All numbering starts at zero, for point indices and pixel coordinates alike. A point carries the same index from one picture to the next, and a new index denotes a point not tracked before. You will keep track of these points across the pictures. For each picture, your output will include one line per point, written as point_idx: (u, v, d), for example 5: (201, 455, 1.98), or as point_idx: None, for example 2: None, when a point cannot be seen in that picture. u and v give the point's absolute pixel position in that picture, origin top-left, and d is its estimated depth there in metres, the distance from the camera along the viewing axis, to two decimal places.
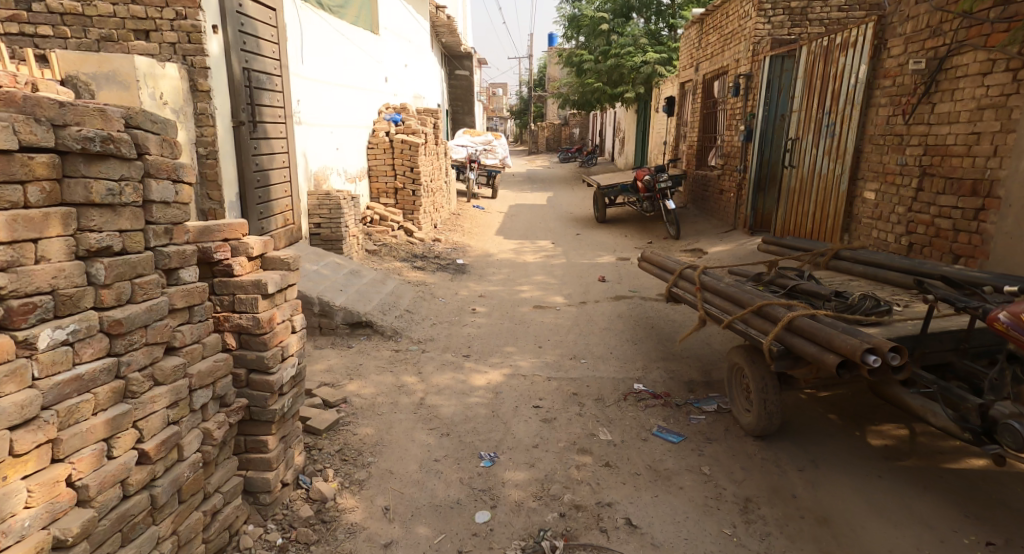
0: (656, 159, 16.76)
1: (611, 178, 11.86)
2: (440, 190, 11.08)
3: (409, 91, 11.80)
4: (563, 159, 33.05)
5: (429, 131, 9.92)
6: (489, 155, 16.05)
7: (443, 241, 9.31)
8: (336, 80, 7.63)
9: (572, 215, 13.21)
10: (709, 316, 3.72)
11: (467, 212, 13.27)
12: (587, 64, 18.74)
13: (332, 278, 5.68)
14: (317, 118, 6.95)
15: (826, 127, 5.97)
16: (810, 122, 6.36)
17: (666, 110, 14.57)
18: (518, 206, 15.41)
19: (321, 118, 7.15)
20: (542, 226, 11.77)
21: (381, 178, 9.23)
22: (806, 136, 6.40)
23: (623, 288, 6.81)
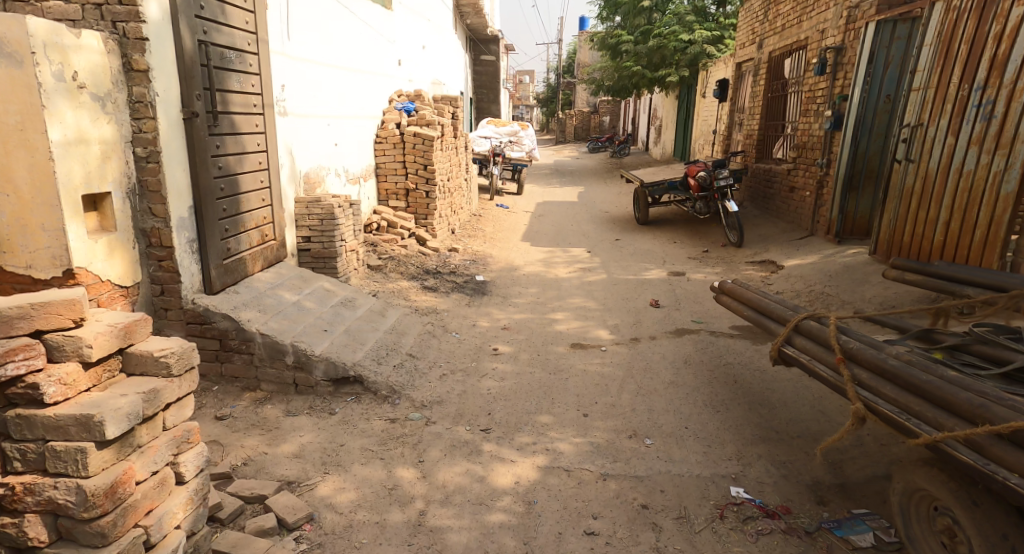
0: (701, 150, 15.31)
1: (654, 174, 10.47)
2: (458, 188, 9.78)
3: (426, 76, 10.52)
4: (593, 149, 31.55)
5: (447, 123, 8.63)
6: (515, 147, 14.73)
7: (463, 250, 8.08)
8: (337, 60, 6.40)
9: (607, 215, 11.86)
10: (872, 412, 2.43)
11: (491, 211, 11.99)
12: (626, 45, 17.39)
13: (318, 312, 4.48)
14: (309, 106, 5.69)
15: (1001, 109, 4.67)
16: (966, 102, 5.02)
17: (716, 95, 13.09)
18: (546, 203, 14.07)
19: (317, 106, 5.89)
20: (576, 228, 10.46)
21: (390, 178, 7.99)
22: (960, 121, 5.08)
23: (683, 317, 5.49)
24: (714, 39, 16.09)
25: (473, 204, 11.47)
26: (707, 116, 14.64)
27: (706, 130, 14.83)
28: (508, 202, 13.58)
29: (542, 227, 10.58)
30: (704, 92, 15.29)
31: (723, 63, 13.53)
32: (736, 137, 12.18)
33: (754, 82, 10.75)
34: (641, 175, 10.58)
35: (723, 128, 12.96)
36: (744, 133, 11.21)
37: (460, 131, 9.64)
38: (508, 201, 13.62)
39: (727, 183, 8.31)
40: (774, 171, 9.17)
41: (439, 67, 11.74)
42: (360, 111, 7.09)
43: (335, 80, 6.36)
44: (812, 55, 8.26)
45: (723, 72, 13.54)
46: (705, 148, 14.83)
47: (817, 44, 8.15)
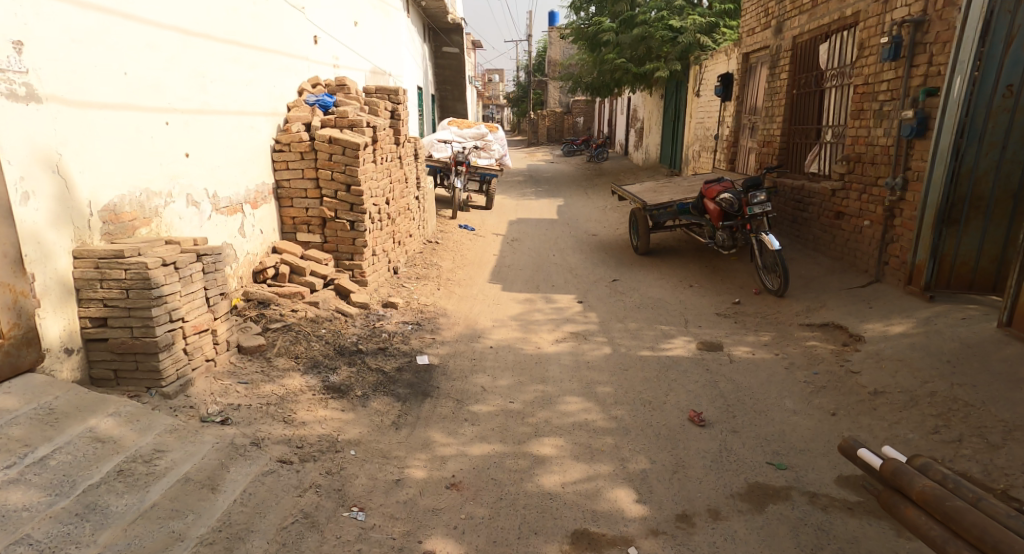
0: (697, 157, 13.29)
1: (656, 192, 8.38)
2: (404, 209, 7.50)
3: (359, 65, 8.19)
4: (568, 152, 29.52)
5: (384, 124, 6.35)
6: (483, 153, 12.71)
7: (404, 303, 5.81)
8: (165, 18, 4.01)
9: (596, 239, 9.74)
10: None
11: (454, 233, 9.78)
12: (606, 35, 15.28)
13: (45, 507, 2.27)
14: (93, 89, 3.32)
15: None
16: None
17: (719, 93, 11.02)
18: (521, 220, 11.92)
19: (117, 91, 3.52)
20: (559, 261, 8.35)
21: (298, 202, 5.66)
22: None
23: (750, 451, 3.35)
24: (706, 28, 14.08)
25: (429, 226, 9.21)
26: (706, 118, 12.62)
27: (704, 135, 12.78)
28: (476, 220, 11.41)
29: (517, 260, 8.41)
30: (699, 89, 13.25)
31: (724, 54, 11.48)
32: (747, 144, 10.14)
33: (774, 77, 8.68)
34: (638, 194, 8.49)
35: (729, 132, 10.90)
36: (760, 142, 9.14)
37: (406, 136, 7.37)
38: (475, 219, 11.43)
39: (764, 208, 6.19)
40: (809, 191, 7.09)
41: (382, 54, 9.47)
42: (223, 102, 4.70)
43: (162, 49, 3.99)
44: (865, 38, 6.13)
45: (723, 66, 11.52)
46: (704, 156, 12.80)
47: (873, 24, 6.01)
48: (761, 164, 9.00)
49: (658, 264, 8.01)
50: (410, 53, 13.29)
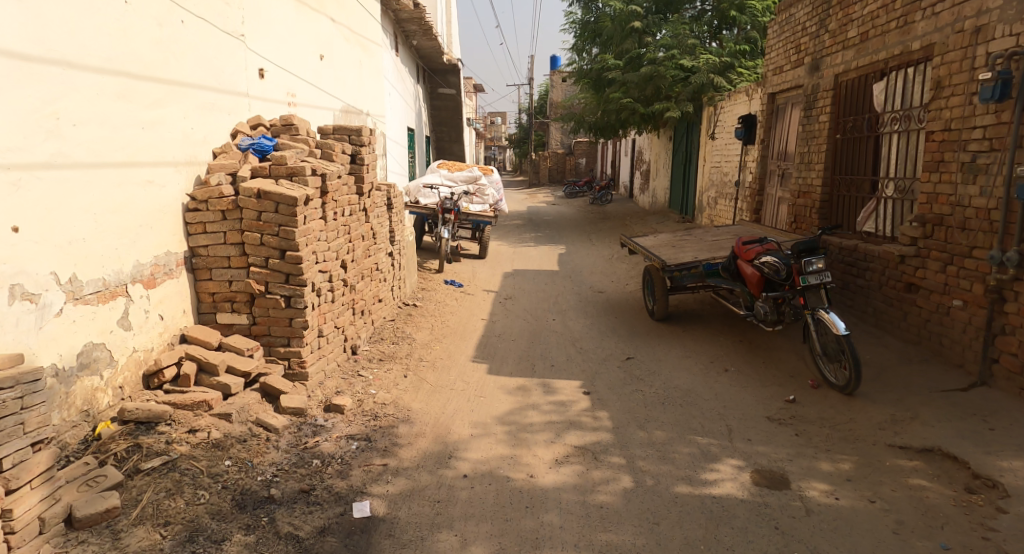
0: (713, 203, 12.11)
1: (675, 248, 7.10)
2: (371, 269, 6.23)
3: (324, 103, 6.97)
4: (570, 193, 28.55)
5: (339, 171, 5.17)
6: (475, 199, 11.53)
7: (355, 405, 4.48)
8: None
9: (602, 298, 8.44)
10: None
11: (439, 290, 8.47)
12: (612, 73, 14.31)
13: None
14: None
15: None
16: None
17: (740, 135, 9.87)
18: (519, 273, 10.68)
19: None
20: (561, 328, 7.01)
21: (219, 273, 4.41)
22: None
23: None
24: (720, 67, 13.09)
25: (408, 285, 7.91)
26: (724, 162, 11.48)
27: (721, 180, 11.60)
28: (467, 273, 10.14)
29: (511, 325, 7.08)
30: (716, 133, 12.20)
31: (745, 93, 10.37)
32: (774, 192, 8.97)
33: (809, 118, 7.51)
34: (653, 250, 7.20)
35: (753, 178, 9.70)
36: (795, 192, 7.94)
37: (373, 183, 6.17)
38: (466, 272, 10.14)
39: (823, 277, 4.92)
40: (865, 253, 5.95)
41: (359, 94, 8.32)
42: (97, 153, 3.41)
43: None
44: (944, 76, 5.12)
45: (744, 106, 10.41)
46: (720, 203, 11.61)
47: (957, 62, 4.99)
48: (798, 217, 7.89)
49: (679, 335, 6.67)
50: (397, 92, 12.17)
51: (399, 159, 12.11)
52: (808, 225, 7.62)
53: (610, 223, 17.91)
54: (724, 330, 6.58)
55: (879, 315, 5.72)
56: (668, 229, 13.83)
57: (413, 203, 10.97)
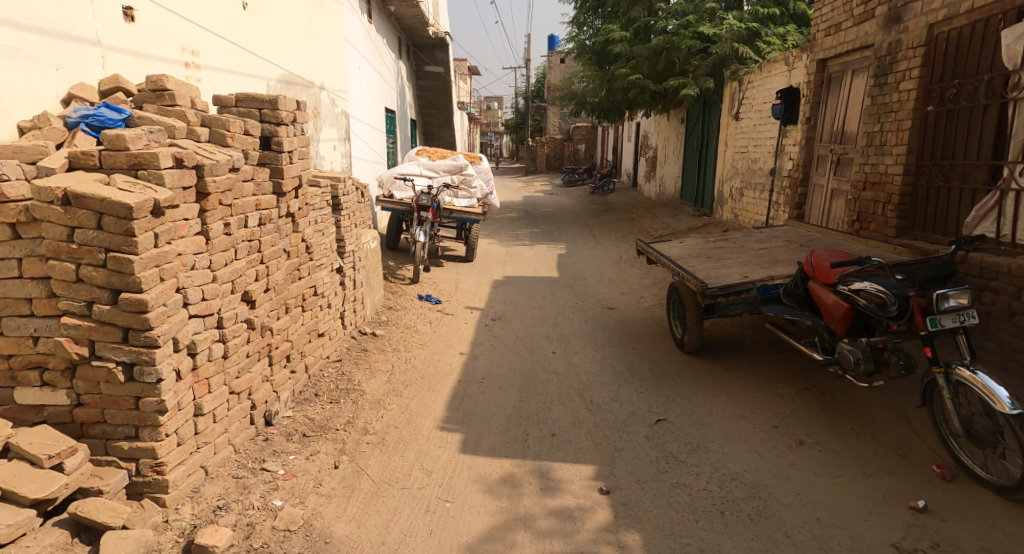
0: (738, 196, 10.45)
1: (714, 260, 5.42)
2: (308, 296, 4.53)
3: (247, 68, 5.18)
4: (569, 181, 26.84)
5: (240, 158, 3.41)
6: (459, 194, 9.86)
7: (240, 538, 2.83)
8: None
9: (614, 319, 6.79)
10: None
11: (412, 307, 6.81)
12: (618, 45, 12.55)
13: None
14: None
15: None
16: None
17: (778, 113, 8.32)
18: (513, 279, 9.04)
19: None
20: (563, 366, 5.37)
21: (13, 324, 2.69)
22: None
23: None
24: (744, 36, 11.45)
25: (369, 305, 6.23)
26: (753, 147, 9.80)
27: (750, 168, 9.91)
28: (450, 282, 8.48)
29: (499, 362, 5.43)
30: (742, 113, 10.54)
31: (782, 62, 8.71)
32: (827, 184, 7.39)
33: (897, 86, 5.85)
34: (683, 261, 5.54)
35: (796, 165, 8.02)
36: (858, 182, 6.46)
37: (309, 176, 4.46)
38: (448, 282, 8.48)
39: (965, 318, 3.34)
40: (986, 273, 4.30)
41: (308, 59, 6.61)
42: None
43: None
44: None
45: (782, 79, 8.70)
46: (748, 196, 9.96)
47: None
48: (860, 211, 6.46)
49: (722, 378, 5.00)
50: (368, 66, 10.37)
51: (371, 145, 10.32)
52: (879, 225, 6.12)
53: (615, 216, 16.25)
54: (783, 373, 4.93)
55: (1013, 359, 4.07)
56: (683, 224, 12.17)
57: (385, 197, 9.31)
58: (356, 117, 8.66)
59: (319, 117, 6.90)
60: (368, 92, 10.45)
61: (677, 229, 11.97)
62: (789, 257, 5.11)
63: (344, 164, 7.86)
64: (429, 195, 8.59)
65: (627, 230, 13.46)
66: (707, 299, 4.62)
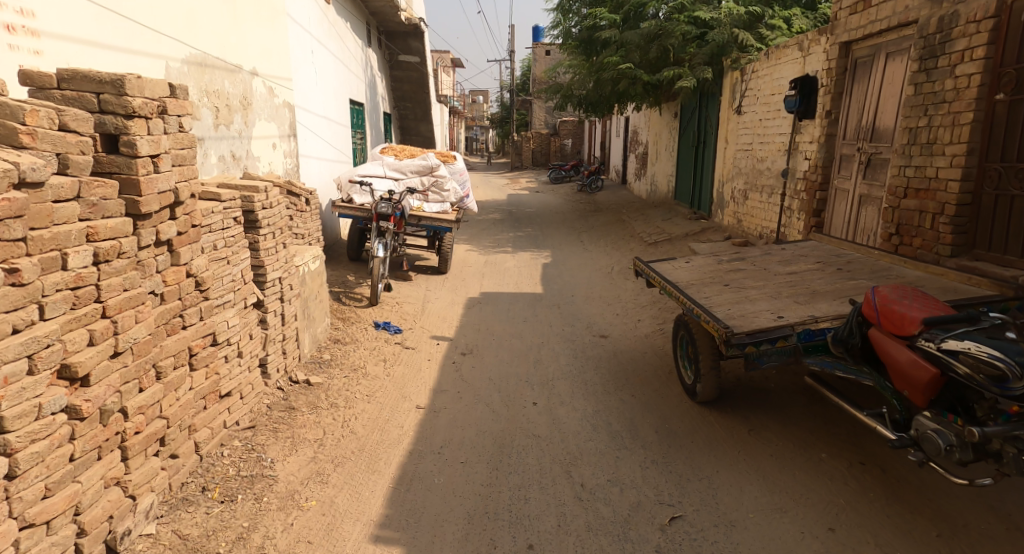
0: (741, 199, 9.37)
1: (731, 290, 4.31)
2: (201, 348, 3.35)
3: (125, 40, 4.02)
4: (555, 178, 25.71)
5: (40, 165, 2.30)
6: (430, 197, 8.75)
7: None
8: None
9: (607, 354, 5.68)
10: None
11: (364, 340, 5.66)
12: (607, 32, 11.51)
13: None
14: None
15: None
16: None
17: (791, 106, 7.04)
18: (491, 297, 7.93)
19: None
20: (546, 425, 4.25)
21: None
22: None
23: None
24: (745, 22, 10.47)
25: (307, 342, 5.08)
26: (760, 145, 8.68)
27: (756, 168, 8.81)
28: (417, 302, 7.34)
29: (463, 420, 4.31)
30: (746, 106, 9.37)
31: (793, 47, 7.58)
32: (851, 188, 6.25)
33: (951, 70, 4.73)
34: (693, 290, 4.43)
35: (812, 165, 6.87)
36: (897, 188, 5.33)
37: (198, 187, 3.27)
38: (414, 302, 7.33)
39: None
40: None
41: (233, 38, 5.47)
42: None
43: None
44: None
45: (792, 68, 7.57)
46: (754, 200, 8.87)
47: None
48: (901, 222, 5.31)
49: (747, 445, 3.90)
50: (319, 50, 9.19)
51: (326, 141, 9.14)
52: (927, 242, 5.00)
53: (604, 217, 15.15)
54: (826, 441, 3.84)
55: None
56: (680, 228, 11.09)
57: (344, 202, 8.16)
58: (302, 108, 7.49)
59: (247, 107, 5.73)
60: (320, 81, 9.25)
61: (673, 234, 10.88)
62: (829, 289, 4.03)
63: (284, 163, 6.68)
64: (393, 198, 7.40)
65: (618, 235, 12.40)
66: (733, 351, 3.52)
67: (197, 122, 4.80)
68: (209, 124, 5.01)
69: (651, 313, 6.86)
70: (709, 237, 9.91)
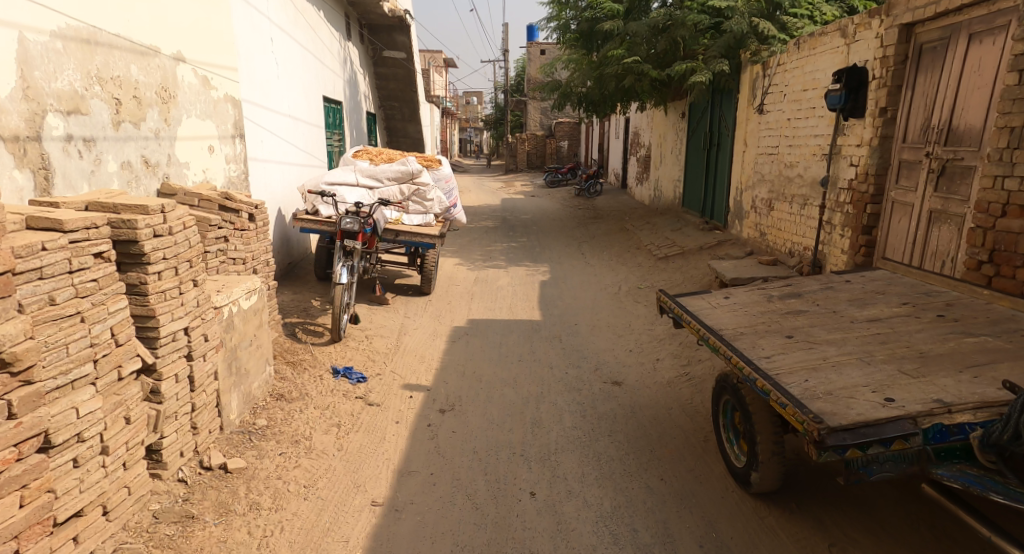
0: (765, 210, 8.26)
1: (798, 347, 3.17)
2: (15, 462, 2.20)
3: None
4: (551, 181, 24.58)
5: None
6: (412, 207, 7.61)
7: None
8: None
9: (623, 412, 4.52)
10: None
11: (317, 394, 4.50)
12: (608, 24, 10.44)
13: None
14: None
15: None
16: None
17: (834, 102, 5.87)
18: (481, 326, 6.79)
19: None
20: (546, 537, 3.09)
21: None
22: None
23: None
24: (763, 12, 9.41)
25: (236, 404, 3.91)
26: (788, 149, 7.54)
27: (784, 176, 7.68)
28: (391, 335, 6.19)
29: (436, 527, 3.14)
30: (771, 105, 8.22)
31: (832, 34, 6.43)
32: (914, 201, 5.11)
33: None
34: (744, 345, 3.28)
35: (861, 174, 5.68)
36: (990, 204, 4.19)
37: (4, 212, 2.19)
38: (387, 336, 6.17)
39: None
40: None
41: (140, 15, 4.33)
42: None
43: None
44: None
45: (832, 58, 6.40)
46: (782, 211, 7.75)
47: None
48: (995, 247, 4.18)
49: None
50: (280, 39, 7.99)
51: (291, 143, 7.99)
52: None
53: (606, 226, 14.02)
54: None
55: None
56: (692, 240, 9.96)
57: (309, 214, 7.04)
58: (251, 104, 6.37)
59: (170, 99, 4.66)
60: (283, 75, 8.11)
61: (685, 248, 9.75)
62: (943, 352, 2.89)
63: (226, 170, 5.55)
64: (359, 210, 6.11)
65: (622, 247, 11.28)
66: (827, 458, 2.32)
67: (83, 117, 3.75)
68: (106, 120, 3.97)
69: (670, 351, 5.72)
70: (728, 252, 8.78)
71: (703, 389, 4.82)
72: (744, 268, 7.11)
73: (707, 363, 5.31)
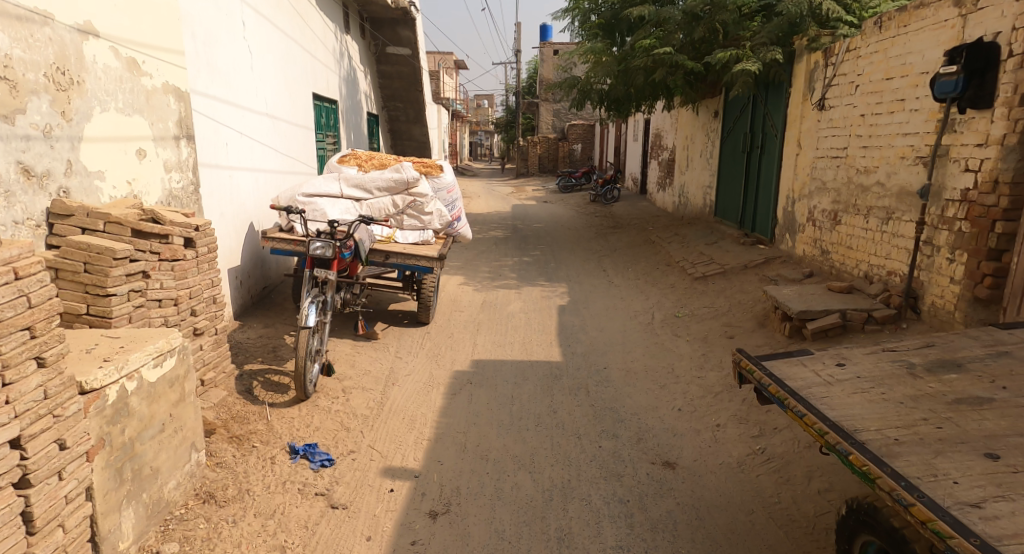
0: (830, 224, 7.05)
1: (1022, 485, 1.94)
2: None
3: None
4: (564, 187, 23.33)
5: None
6: (409, 222, 6.57)
7: None
8: None
9: (685, 517, 3.27)
10: None
11: (265, 490, 3.30)
12: (639, 9, 9.40)
13: None
14: None
15: None
16: None
17: (948, 89, 4.77)
18: (490, 370, 5.60)
19: None
20: None
21: None
22: None
23: None
24: None
25: (134, 522, 2.71)
26: (862, 152, 6.38)
27: (855, 183, 6.52)
28: (378, 386, 4.98)
29: None
30: (836, 99, 7.12)
31: (937, 6, 5.25)
32: None
33: None
34: (915, 469, 2.03)
35: (986, 182, 4.52)
36: None
37: None
38: (373, 387, 4.97)
39: None
40: None
41: None
42: None
43: None
44: None
45: (938, 34, 5.22)
46: (851, 227, 6.50)
47: None
48: None
49: None
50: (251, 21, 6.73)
51: (263, 147, 6.85)
52: None
53: (627, 238, 12.75)
54: None
55: None
56: (733, 257, 8.69)
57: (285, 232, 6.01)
58: (201, 97, 5.22)
59: (69, 84, 3.38)
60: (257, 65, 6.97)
61: (725, 266, 8.48)
62: None
63: (164, 181, 4.34)
64: (336, 229, 4.79)
65: (648, 264, 10.02)
66: None
67: None
68: None
69: (731, 413, 4.48)
70: (779, 275, 7.51)
71: (790, 478, 3.57)
72: (810, 298, 5.85)
73: (784, 434, 4.06)
